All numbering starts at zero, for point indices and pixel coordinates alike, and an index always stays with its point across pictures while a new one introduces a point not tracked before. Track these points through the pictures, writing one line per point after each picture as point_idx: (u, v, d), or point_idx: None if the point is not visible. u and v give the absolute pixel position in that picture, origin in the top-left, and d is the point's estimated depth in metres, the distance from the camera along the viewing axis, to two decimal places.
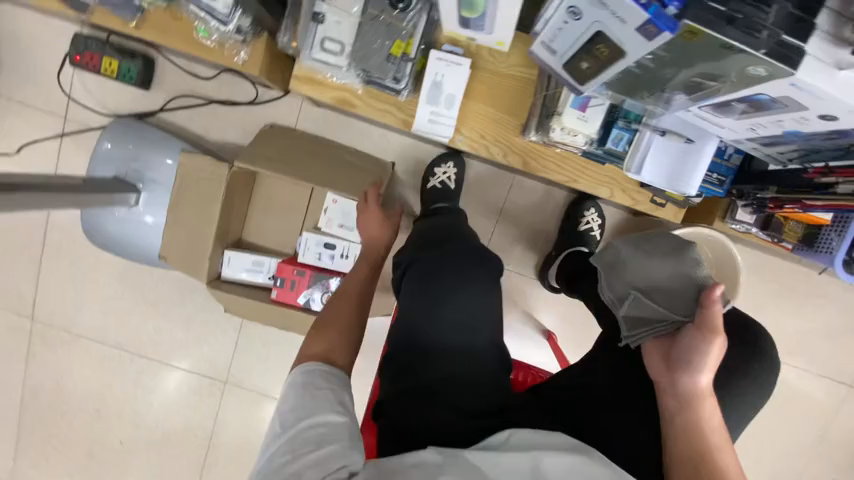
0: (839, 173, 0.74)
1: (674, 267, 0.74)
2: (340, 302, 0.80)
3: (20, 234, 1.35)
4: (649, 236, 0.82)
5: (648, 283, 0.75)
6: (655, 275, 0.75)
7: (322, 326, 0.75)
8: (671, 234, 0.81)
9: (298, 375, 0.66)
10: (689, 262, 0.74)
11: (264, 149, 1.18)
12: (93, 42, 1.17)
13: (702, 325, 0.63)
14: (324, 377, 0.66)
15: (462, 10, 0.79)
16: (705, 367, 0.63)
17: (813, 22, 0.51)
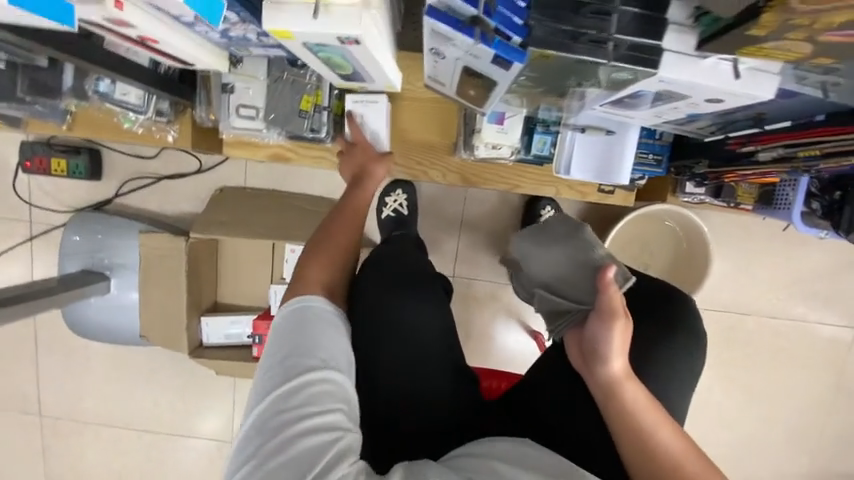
0: (759, 142, 0.69)
1: (569, 251, 0.64)
2: (337, 234, 0.72)
3: (11, 338, 1.40)
4: (542, 224, 0.72)
5: (547, 276, 0.65)
6: (560, 263, 0.65)
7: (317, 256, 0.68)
8: (561, 215, 0.71)
9: (291, 311, 0.60)
10: (582, 242, 0.64)
11: (217, 214, 1.21)
12: (39, 147, 1.23)
13: (602, 308, 0.54)
14: (320, 324, 0.60)
15: (335, 70, 0.64)
16: (615, 350, 0.55)
17: (663, 17, 0.48)
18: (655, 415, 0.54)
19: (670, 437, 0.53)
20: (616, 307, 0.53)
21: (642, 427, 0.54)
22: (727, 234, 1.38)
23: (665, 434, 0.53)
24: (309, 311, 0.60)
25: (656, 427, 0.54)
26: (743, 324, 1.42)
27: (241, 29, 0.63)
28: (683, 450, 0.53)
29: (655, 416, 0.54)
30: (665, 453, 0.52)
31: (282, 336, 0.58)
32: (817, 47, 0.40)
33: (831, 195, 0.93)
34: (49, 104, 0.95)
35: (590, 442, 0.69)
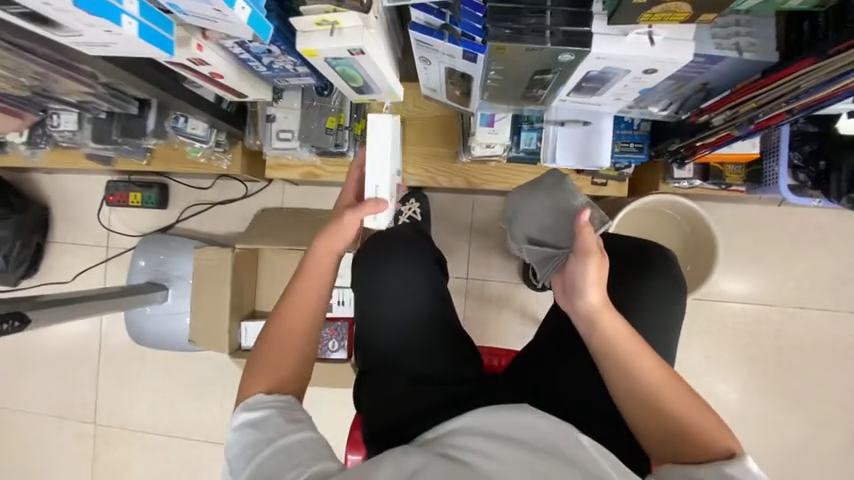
0: (708, 110, 0.81)
1: (554, 205, 0.82)
2: (283, 330, 0.69)
3: (79, 350, 1.59)
4: (536, 179, 0.89)
5: (535, 227, 0.84)
6: (547, 216, 0.83)
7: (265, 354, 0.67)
8: (551, 171, 0.88)
9: (241, 413, 0.62)
10: (565, 195, 0.82)
11: (258, 229, 1.41)
12: (121, 184, 1.52)
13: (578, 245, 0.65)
14: (269, 407, 0.62)
15: (348, 82, 0.84)
16: (592, 286, 0.64)
17: (588, 11, 0.64)
18: (634, 342, 0.62)
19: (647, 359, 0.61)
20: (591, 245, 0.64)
21: (623, 352, 0.61)
22: (742, 226, 1.38)
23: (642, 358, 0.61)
24: (256, 406, 0.62)
25: (634, 351, 0.62)
26: (772, 318, 1.37)
27: (282, 60, 0.82)
28: (659, 371, 0.60)
29: (633, 344, 0.62)
30: (644, 374, 0.60)
31: (241, 437, 0.60)
32: (691, 5, 0.57)
33: (816, 166, 1.02)
34: (135, 144, 1.22)
35: (588, 390, 0.78)
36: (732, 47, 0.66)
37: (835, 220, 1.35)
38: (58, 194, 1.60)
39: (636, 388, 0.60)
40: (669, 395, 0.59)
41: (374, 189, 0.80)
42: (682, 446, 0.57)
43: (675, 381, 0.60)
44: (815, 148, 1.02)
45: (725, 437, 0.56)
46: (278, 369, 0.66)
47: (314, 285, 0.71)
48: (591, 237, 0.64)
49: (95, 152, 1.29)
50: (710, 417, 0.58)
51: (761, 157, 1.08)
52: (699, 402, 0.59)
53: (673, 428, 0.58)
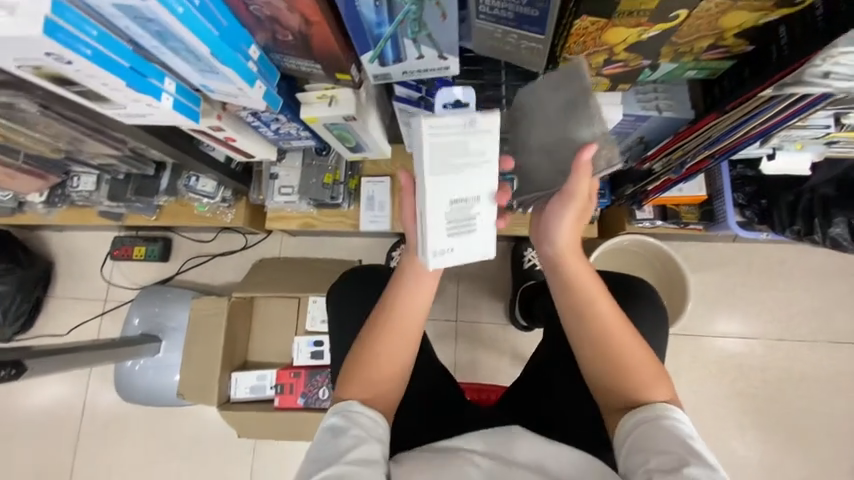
0: (649, 158, 0.95)
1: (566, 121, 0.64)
2: (383, 347, 0.71)
3: (61, 409, 1.54)
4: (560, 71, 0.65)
5: (542, 146, 0.67)
6: (549, 134, 0.66)
7: (360, 363, 0.71)
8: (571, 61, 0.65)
9: (331, 418, 0.67)
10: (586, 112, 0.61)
11: (256, 277, 1.48)
12: (127, 238, 1.61)
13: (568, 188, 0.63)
14: (355, 418, 0.66)
15: (342, 143, 0.98)
16: (560, 231, 0.68)
17: (535, 84, 0.81)
18: (595, 287, 0.69)
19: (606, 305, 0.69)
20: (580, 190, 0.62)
21: (583, 295, 0.69)
22: (714, 263, 1.46)
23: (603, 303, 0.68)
24: (344, 414, 0.66)
25: (595, 294, 0.69)
26: (754, 351, 1.41)
27: (287, 126, 0.97)
28: (616, 318, 0.68)
29: (595, 287, 0.69)
30: (600, 317, 0.68)
31: (322, 441, 0.65)
32: (607, 78, 0.76)
33: (759, 203, 1.15)
34: (146, 201, 1.33)
35: (569, 420, 0.82)
36: (653, 108, 0.83)
37: (796, 254, 1.45)
38: (64, 250, 1.68)
39: (593, 329, 0.68)
40: (620, 340, 0.67)
41: (419, 215, 0.64)
42: (622, 390, 0.67)
43: (627, 329, 0.68)
44: (755, 189, 1.15)
45: (659, 384, 0.66)
46: (375, 385, 0.70)
47: (410, 305, 0.71)
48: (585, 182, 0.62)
49: (108, 209, 1.40)
50: (649, 364, 0.67)
51: (710, 199, 1.21)
52: (645, 350, 0.68)
53: (618, 371, 0.67)
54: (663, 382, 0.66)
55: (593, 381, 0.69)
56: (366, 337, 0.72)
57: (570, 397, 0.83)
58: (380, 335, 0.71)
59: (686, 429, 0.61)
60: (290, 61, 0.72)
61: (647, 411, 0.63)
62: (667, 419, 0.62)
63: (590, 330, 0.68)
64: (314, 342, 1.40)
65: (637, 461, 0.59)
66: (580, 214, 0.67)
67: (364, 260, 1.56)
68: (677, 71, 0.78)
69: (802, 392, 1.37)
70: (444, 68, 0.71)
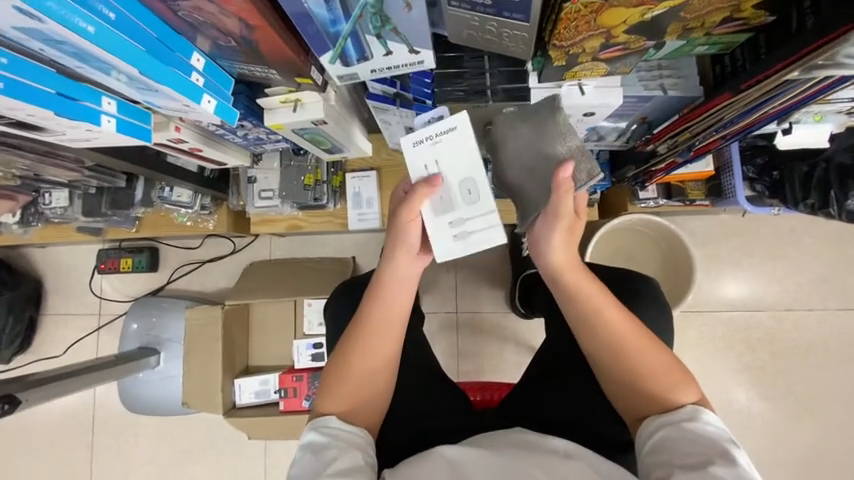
0: (653, 139, 0.87)
1: (533, 142, 0.68)
2: (360, 359, 0.67)
3: (71, 424, 1.56)
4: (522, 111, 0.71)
5: (521, 167, 0.68)
6: (527, 154, 0.68)
7: (337, 378, 0.66)
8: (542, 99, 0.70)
9: (308, 434, 0.63)
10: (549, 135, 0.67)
11: (247, 283, 1.44)
12: (112, 251, 1.56)
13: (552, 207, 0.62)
14: (335, 433, 0.62)
15: (317, 145, 0.91)
16: (554, 245, 0.64)
17: (523, 70, 0.73)
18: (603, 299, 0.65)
19: (616, 312, 0.65)
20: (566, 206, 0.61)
21: (590, 306, 0.65)
22: (720, 235, 1.40)
23: (612, 312, 0.65)
24: (323, 429, 0.63)
25: (603, 304, 0.65)
26: (762, 323, 1.38)
27: (255, 131, 0.89)
28: (628, 324, 0.64)
29: (603, 296, 0.65)
30: (612, 324, 0.64)
31: (301, 459, 0.60)
32: (606, 62, 0.66)
33: (770, 176, 1.07)
34: (123, 214, 1.27)
35: (576, 424, 0.78)
36: (657, 87, 0.76)
37: (807, 220, 1.38)
38: (50, 267, 1.63)
39: (607, 337, 0.64)
40: (637, 346, 0.63)
41: (470, 193, 0.68)
42: (646, 399, 0.62)
43: (642, 334, 0.64)
44: (766, 161, 1.07)
45: (685, 388, 0.62)
46: (352, 398, 0.66)
47: (388, 319, 0.68)
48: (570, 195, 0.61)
49: (85, 225, 1.33)
50: (670, 367, 0.63)
51: (717, 173, 1.12)
52: (664, 352, 0.64)
53: (637, 377, 0.63)
54: (690, 384, 0.62)
55: (617, 391, 0.65)
56: (342, 350, 0.68)
57: (575, 399, 0.80)
58: (358, 346, 0.67)
59: (718, 430, 0.57)
60: (242, 67, 0.67)
61: (673, 414, 0.60)
62: (697, 421, 0.58)
63: (603, 338, 0.65)
64: (313, 345, 1.38)
65: (659, 462, 0.56)
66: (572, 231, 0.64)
67: (357, 257, 1.51)
68: (686, 46, 0.69)
69: (811, 361, 1.35)
70: (418, 62, 0.65)
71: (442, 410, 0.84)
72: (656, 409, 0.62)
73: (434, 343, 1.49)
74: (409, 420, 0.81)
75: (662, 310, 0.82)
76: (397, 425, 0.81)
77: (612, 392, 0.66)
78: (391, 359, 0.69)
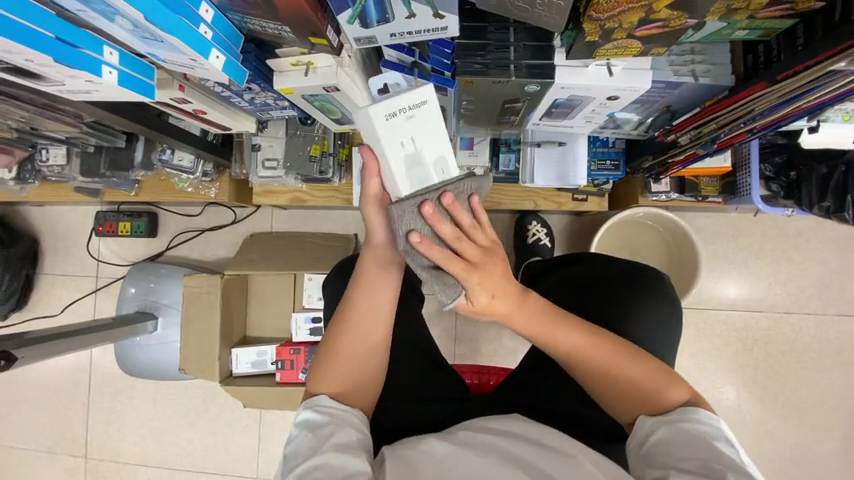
0: (675, 130, 0.84)
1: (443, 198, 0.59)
2: (354, 347, 0.66)
3: (69, 382, 1.57)
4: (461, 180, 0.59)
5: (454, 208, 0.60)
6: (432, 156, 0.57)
7: (329, 360, 0.66)
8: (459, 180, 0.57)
9: (304, 412, 0.63)
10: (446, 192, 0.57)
11: (248, 254, 1.42)
12: (111, 214, 1.53)
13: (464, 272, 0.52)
14: (333, 412, 0.63)
15: (326, 114, 0.88)
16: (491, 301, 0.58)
17: (550, 45, 0.70)
18: (557, 326, 0.62)
19: (572, 338, 0.63)
20: (464, 236, 0.52)
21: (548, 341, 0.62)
22: (729, 235, 1.39)
23: (569, 335, 0.63)
24: (320, 408, 0.63)
25: (560, 329, 0.62)
26: (760, 324, 1.38)
27: (263, 96, 0.86)
28: (586, 345, 0.63)
29: (555, 322, 0.62)
30: (571, 348, 0.63)
31: (298, 436, 0.60)
32: (641, 41, 0.63)
33: (787, 176, 1.05)
34: (123, 176, 1.23)
35: (570, 412, 0.77)
36: (687, 73, 0.74)
37: (816, 224, 1.37)
38: (47, 226, 1.61)
39: (566, 359, 0.64)
40: (601, 363, 0.63)
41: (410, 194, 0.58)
42: (637, 396, 0.62)
43: (608, 348, 0.64)
44: (785, 160, 1.05)
45: (671, 386, 0.62)
46: (343, 380, 0.66)
47: (374, 303, 0.66)
48: (463, 224, 0.52)
49: (83, 185, 1.30)
50: (649, 369, 0.63)
51: (734, 170, 1.09)
52: (638, 359, 0.64)
53: (613, 380, 0.63)
54: (677, 383, 0.63)
55: (597, 394, 0.65)
56: (335, 341, 0.67)
57: (573, 387, 0.79)
58: (344, 341, 0.66)
59: (714, 431, 0.56)
60: (254, 22, 0.63)
61: (669, 415, 0.59)
62: (690, 422, 0.58)
63: (567, 363, 0.64)
64: (312, 319, 1.37)
65: (656, 463, 0.55)
66: (483, 265, 0.53)
67: (359, 234, 1.49)
68: (726, 29, 0.67)
69: (805, 364, 1.37)
70: (442, 28, 0.62)
71: (435, 392, 0.83)
72: (655, 403, 0.61)
73: (431, 324, 1.49)
74: (403, 398, 0.81)
75: (669, 305, 0.80)
76: (392, 402, 0.80)
77: (599, 396, 0.65)
78: (383, 341, 0.68)
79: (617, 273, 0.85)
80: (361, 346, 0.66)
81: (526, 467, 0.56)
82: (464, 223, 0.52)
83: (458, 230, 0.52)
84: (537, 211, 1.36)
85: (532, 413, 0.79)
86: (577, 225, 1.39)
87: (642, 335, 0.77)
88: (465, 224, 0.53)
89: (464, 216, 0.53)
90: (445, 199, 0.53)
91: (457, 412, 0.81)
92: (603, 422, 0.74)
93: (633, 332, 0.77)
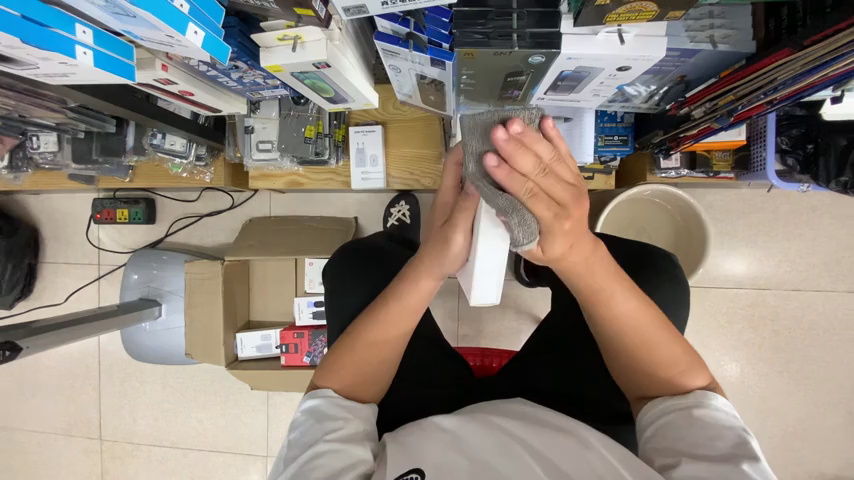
0: (688, 102, 0.81)
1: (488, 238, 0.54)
2: (370, 340, 0.66)
3: (79, 367, 1.60)
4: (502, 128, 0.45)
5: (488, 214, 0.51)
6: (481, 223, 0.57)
7: (338, 357, 0.66)
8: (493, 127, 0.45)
9: (307, 402, 0.63)
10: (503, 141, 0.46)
11: (247, 239, 1.39)
12: (108, 201, 1.51)
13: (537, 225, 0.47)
14: (339, 405, 0.62)
15: (320, 93, 0.84)
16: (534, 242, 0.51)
17: (556, 11, 0.65)
18: (614, 282, 0.59)
19: (628, 300, 0.60)
20: (536, 183, 0.43)
21: (601, 299, 0.60)
22: (740, 212, 1.34)
23: (626, 298, 0.60)
24: (324, 399, 0.63)
25: (618, 288, 0.60)
26: (767, 301, 1.36)
27: (251, 74, 0.82)
28: (640, 310, 0.60)
29: (617, 283, 0.59)
30: (624, 315, 0.60)
31: (302, 426, 0.61)
32: (656, 4, 0.58)
33: (804, 149, 1.00)
34: (115, 162, 1.19)
35: (574, 395, 0.77)
36: (705, 40, 0.68)
37: (831, 199, 1.32)
38: (46, 215, 1.60)
39: (615, 329, 0.61)
40: (644, 339, 0.60)
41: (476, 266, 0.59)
42: (651, 380, 0.61)
43: (655, 324, 0.61)
44: (802, 132, 0.99)
45: (687, 375, 0.60)
46: (352, 375, 0.65)
47: (402, 313, 0.65)
48: (544, 156, 0.42)
49: (77, 172, 1.27)
50: (673, 359, 0.60)
51: (748, 142, 1.04)
52: (669, 337, 0.61)
53: (632, 357, 0.61)
54: (699, 368, 0.61)
55: (614, 368, 0.65)
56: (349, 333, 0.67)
57: (578, 371, 0.78)
58: (375, 331, 0.66)
59: (728, 417, 0.56)
60: None
61: (683, 401, 0.58)
62: (704, 408, 0.57)
63: (613, 332, 0.62)
64: (314, 303, 1.37)
65: (665, 448, 0.55)
66: (569, 206, 0.45)
67: (359, 217, 1.46)
68: None
69: (811, 341, 1.35)
70: None
71: (437, 376, 0.83)
72: (663, 393, 0.60)
73: (434, 306, 1.49)
74: (405, 381, 0.81)
75: (680, 287, 0.77)
76: (394, 387, 0.80)
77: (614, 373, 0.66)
78: (395, 344, 0.67)
79: (629, 256, 0.82)
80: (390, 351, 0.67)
81: (529, 447, 0.56)
82: (527, 164, 0.41)
83: (538, 164, 0.42)
84: None
85: (535, 394, 0.79)
86: (582, 204, 1.36)
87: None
88: (546, 157, 0.42)
89: (544, 144, 0.41)
90: (493, 162, 0.42)
91: (460, 394, 0.81)
92: (606, 405, 0.74)
93: None
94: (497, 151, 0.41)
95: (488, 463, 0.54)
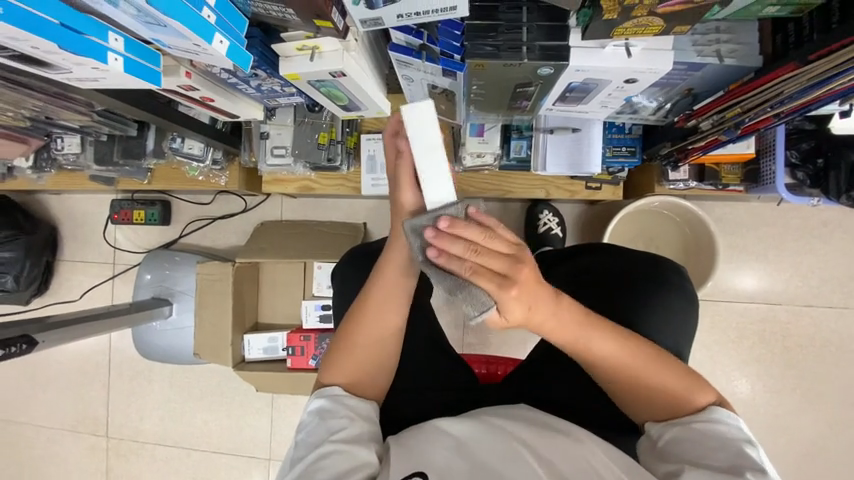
0: (696, 115, 0.82)
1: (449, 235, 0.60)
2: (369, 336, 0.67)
3: (90, 364, 1.63)
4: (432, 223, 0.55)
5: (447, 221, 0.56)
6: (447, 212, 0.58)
7: (343, 355, 0.67)
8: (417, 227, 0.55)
9: (314, 401, 0.64)
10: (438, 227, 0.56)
11: (257, 242, 1.42)
12: (125, 202, 1.56)
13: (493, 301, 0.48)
14: (345, 402, 0.64)
15: (335, 101, 0.86)
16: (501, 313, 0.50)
17: (565, 24, 0.67)
18: (589, 328, 0.56)
19: (608, 342, 0.58)
20: (473, 263, 0.47)
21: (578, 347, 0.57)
22: (750, 226, 1.34)
23: (603, 340, 0.57)
24: (330, 398, 0.64)
25: (594, 333, 0.57)
26: (779, 317, 1.34)
27: (269, 82, 0.85)
28: (618, 352, 0.58)
29: (591, 326, 0.57)
30: (605, 357, 0.58)
31: (309, 424, 0.62)
32: (663, 19, 0.60)
33: (813, 164, 1.00)
34: (135, 164, 1.24)
35: (579, 404, 0.76)
36: (712, 54, 0.70)
37: (844, 214, 1.31)
38: (66, 214, 1.65)
39: (606, 365, 0.59)
40: (637, 368, 0.59)
41: None
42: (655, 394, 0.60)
43: (647, 357, 0.59)
44: (812, 146, 0.99)
45: (693, 389, 0.59)
46: (356, 373, 0.67)
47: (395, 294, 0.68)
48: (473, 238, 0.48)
49: (98, 174, 1.31)
50: (677, 375, 0.59)
51: (757, 156, 1.04)
52: (663, 364, 0.60)
53: (635, 389, 0.59)
54: (703, 386, 0.60)
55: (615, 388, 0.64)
56: (351, 329, 0.68)
57: (583, 381, 0.78)
58: (372, 325, 0.67)
59: (734, 429, 0.55)
60: (258, 5, 0.63)
61: (689, 412, 0.58)
62: (709, 420, 0.56)
63: (604, 368, 0.59)
64: (321, 306, 1.39)
65: (670, 457, 0.55)
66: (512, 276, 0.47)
67: (368, 223, 1.48)
68: (754, 6, 0.63)
69: (824, 358, 1.33)
70: (450, 8, 0.60)
71: (442, 381, 0.83)
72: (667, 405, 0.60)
73: (440, 313, 1.49)
74: (410, 386, 0.82)
75: (685, 297, 0.77)
76: (399, 391, 0.81)
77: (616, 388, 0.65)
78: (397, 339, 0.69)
79: (635, 265, 0.82)
80: (388, 345, 0.69)
81: (531, 454, 0.56)
82: (458, 249, 0.48)
83: (468, 246, 0.47)
84: (549, 199, 1.32)
85: (539, 402, 0.79)
86: (590, 214, 1.36)
87: (659, 328, 0.75)
88: (476, 240, 0.48)
89: (470, 229, 0.48)
90: (431, 254, 0.49)
91: (464, 400, 0.81)
92: (611, 415, 0.74)
93: (646, 325, 0.75)
94: (432, 244, 0.49)
95: (492, 468, 0.54)
